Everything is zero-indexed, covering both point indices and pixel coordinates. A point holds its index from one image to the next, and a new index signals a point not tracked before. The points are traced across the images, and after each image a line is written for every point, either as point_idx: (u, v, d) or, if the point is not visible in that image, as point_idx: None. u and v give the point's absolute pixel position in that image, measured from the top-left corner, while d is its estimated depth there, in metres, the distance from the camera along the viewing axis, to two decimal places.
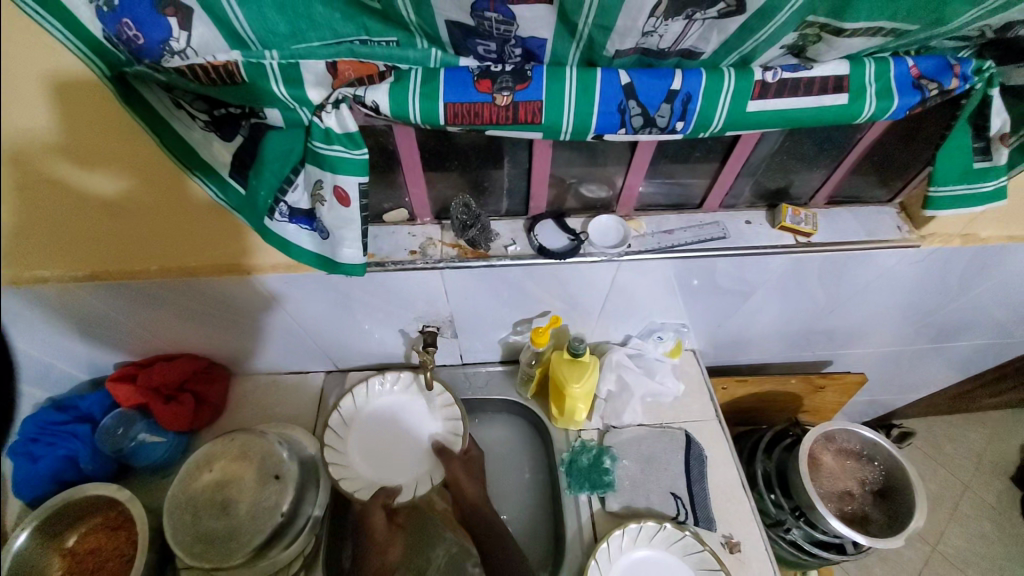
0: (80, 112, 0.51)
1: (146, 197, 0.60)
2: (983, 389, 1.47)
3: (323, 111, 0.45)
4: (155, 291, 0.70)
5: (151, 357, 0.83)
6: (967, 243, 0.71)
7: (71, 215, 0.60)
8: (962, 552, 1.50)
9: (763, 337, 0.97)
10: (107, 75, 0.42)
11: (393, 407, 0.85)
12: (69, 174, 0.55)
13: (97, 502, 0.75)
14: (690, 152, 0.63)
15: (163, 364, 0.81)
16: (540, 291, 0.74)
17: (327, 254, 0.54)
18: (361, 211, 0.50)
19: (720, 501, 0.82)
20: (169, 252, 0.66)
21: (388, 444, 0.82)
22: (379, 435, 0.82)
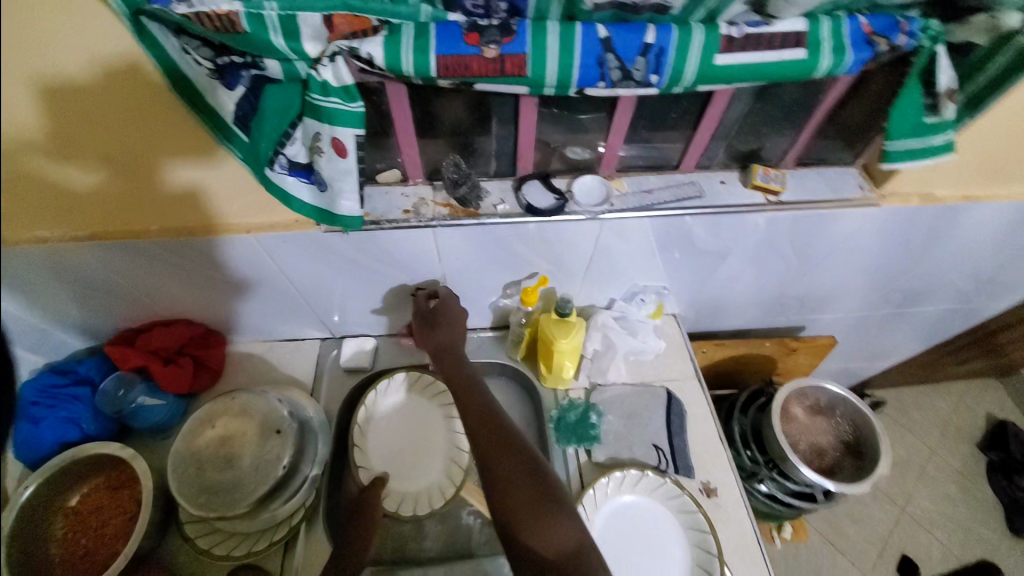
0: (49, 92, 0.52)
1: (127, 165, 0.62)
2: (953, 358, 1.56)
3: (320, 63, 0.48)
4: (155, 252, 0.72)
5: (149, 322, 0.85)
6: (926, 202, 0.77)
7: (60, 187, 0.62)
8: (931, 514, 1.60)
9: (739, 302, 1.02)
10: (128, 16, 0.45)
11: (401, 413, 0.91)
12: (46, 154, 0.57)
13: (101, 462, 0.78)
14: (666, 113, 0.67)
15: (158, 331, 0.83)
16: (528, 252, 0.77)
17: (327, 208, 0.57)
18: (358, 162, 0.54)
19: (701, 450, 0.87)
20: (163, 212, 0.68)
21: (399, 450, 0.88)
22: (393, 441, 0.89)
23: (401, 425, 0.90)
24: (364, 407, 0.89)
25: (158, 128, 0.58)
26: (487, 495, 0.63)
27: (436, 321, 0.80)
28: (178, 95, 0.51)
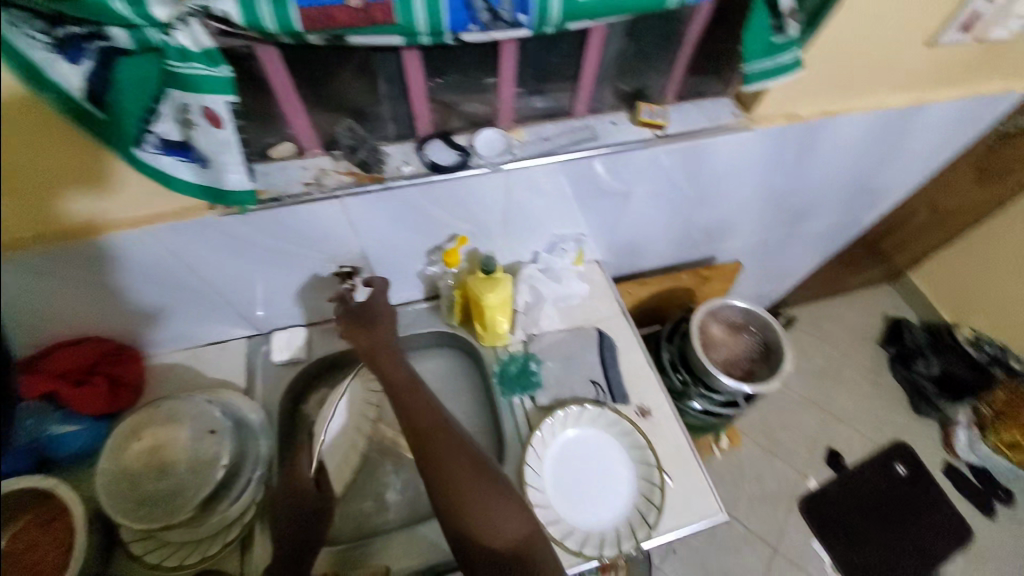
0: None
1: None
2: (848, 269, 1.76)
3: (173, 28, 0.46)
4: (39, 266, 0.66)
5: (53, 344, 0.79)
6: (790, 120, 0.86)
7: None
8: (847, 410, 1.81)
9: (654, 241, 1.10)
10: None
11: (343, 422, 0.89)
12: None
13: (30, 497, 0.72)
14: (548, 57, 0.71)
15: (67, 348, 0.77)
16: (442, 214, 0.78)
17: (212, 183, 0.59)
18: (235, 131, 0.54)
19: (634, 377, 0.93)
20: (40, 219, 0.63)
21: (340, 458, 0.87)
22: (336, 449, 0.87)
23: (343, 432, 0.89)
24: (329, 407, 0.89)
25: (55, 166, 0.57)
26: (429, 483, 0.68)
27: (370, 315, 0.81)
28: (18, 76, 0.47)
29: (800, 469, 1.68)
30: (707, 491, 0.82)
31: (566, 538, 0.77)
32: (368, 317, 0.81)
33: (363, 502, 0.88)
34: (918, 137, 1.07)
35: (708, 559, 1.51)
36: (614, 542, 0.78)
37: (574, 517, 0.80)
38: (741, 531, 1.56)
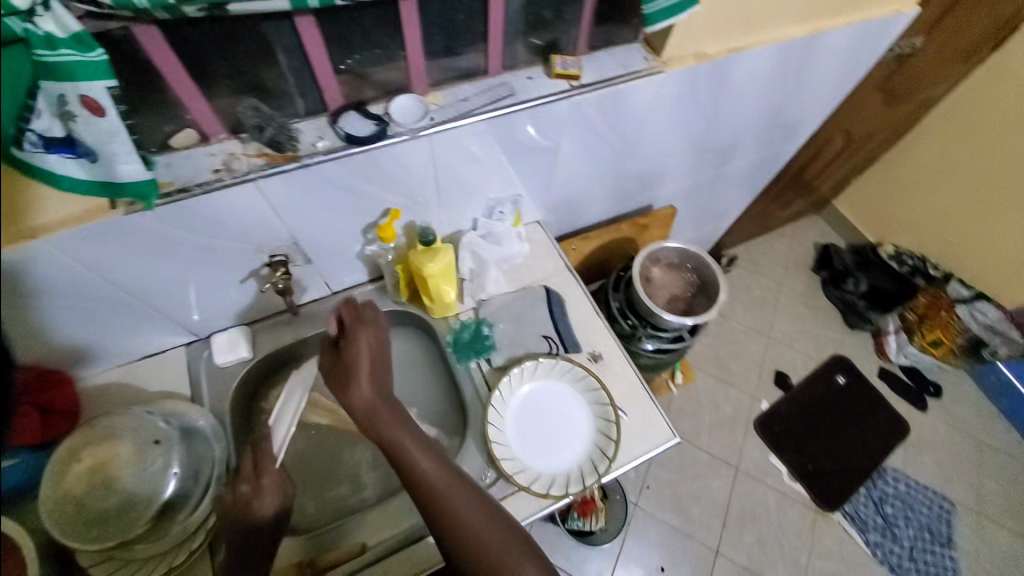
0: None
1: None
2: (777, 204, 1.87)
3: (35, 14, 0.44)
4: None
5: None
6: (700, 60, 0.88)
7: None
8: (788, 333, 1.95)
9: (590, 195, 1.13)
10: None
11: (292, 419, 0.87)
12: None
13: None
14: (453, 15, 0.69)
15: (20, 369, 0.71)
16: (370, 188, 0.77)
17: (105, 178, 0.56)
18: (120, 118, 0.53)
19: (583, 326, 0.97)
20: None
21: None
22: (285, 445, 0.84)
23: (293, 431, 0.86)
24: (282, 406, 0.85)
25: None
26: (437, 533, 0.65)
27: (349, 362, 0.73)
28: None
29: (752, 393, 1.81)
30: (659, 419, 0.88)
31: (533, 483, 0.81)
32: (351, 363, 0.72)
33: (338, 484, 0.89)
34: (822, 67, 1.14)
35: (678, 488, 1.62)
36: (578, 478, 0.82)
37: (539, 463, 0.83)
38: (705, 457, 1.68)
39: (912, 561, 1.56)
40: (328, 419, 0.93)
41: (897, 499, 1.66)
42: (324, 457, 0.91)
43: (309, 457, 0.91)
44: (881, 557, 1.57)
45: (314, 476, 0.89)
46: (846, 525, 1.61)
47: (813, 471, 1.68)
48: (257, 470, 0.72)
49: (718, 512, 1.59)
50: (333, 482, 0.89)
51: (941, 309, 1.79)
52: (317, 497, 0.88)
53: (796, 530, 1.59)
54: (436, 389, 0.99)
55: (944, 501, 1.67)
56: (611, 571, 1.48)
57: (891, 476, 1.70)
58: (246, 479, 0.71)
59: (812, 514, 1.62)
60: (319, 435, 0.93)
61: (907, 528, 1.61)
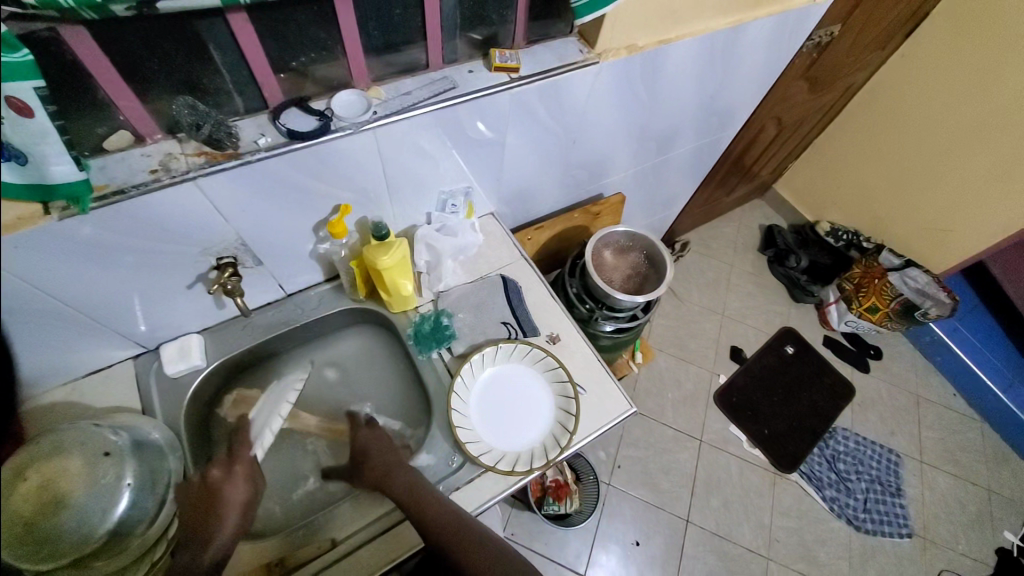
0: None
1: None
2: (722, 189, 1.98)
3: None
4: None
5: None
6: (632, 52, 0.93)
7: None
8: (741, 310, 2.06)
9: (541, 187, 1.17)
10: None
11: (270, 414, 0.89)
12: None
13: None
14: (391, 11, 0.71)
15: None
16: (318, 185, 0.77)
17: (38, 181, 0.55)
18: (49, 118, 0.52)
19: (541, 309, 1.01)
20: None
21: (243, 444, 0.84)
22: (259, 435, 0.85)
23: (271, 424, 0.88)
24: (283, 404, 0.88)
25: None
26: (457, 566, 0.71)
27: (368, 450, 0.82)
28: None
29: (710, 369, 1.90)
30: (616, 393, 0.92)
31: (499, 462, 0.83)
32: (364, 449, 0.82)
33: (306, 482, 0.89)
34: (749, 56, 1.22)
35: (648, 463, 1.69)
36: (542, 454, 0.85)
37: (502, 442, 0.86)
38: (671, 432, 1.75)
39: (866, 512, 1.68)
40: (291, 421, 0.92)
41: (848, 455, 1.79)
42: (289, 459, 0.91)
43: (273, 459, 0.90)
44: (838, 511, 1.68)
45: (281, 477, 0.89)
46: (804, 484, 1.71)
47: (771, 437, 1.79)
48: (231, 456, 0.75)
49: (686, 483, 1.66)
50: (300, 482, 0.89)
51: (875, 277, 1.86)
52: (285, 501, 0.87)
53: (760, 494, 1.68)
54: (401, 383, 1.00)
55: (891, 453, 1.80)
56: (589, 549, 1.53)
57: (841, 435, 1.82)
58: (218, 464, 0.73)
59: (773, 477, 1.72)
60: (283, 437, 0.92)
61: (859, 481, 1.74)
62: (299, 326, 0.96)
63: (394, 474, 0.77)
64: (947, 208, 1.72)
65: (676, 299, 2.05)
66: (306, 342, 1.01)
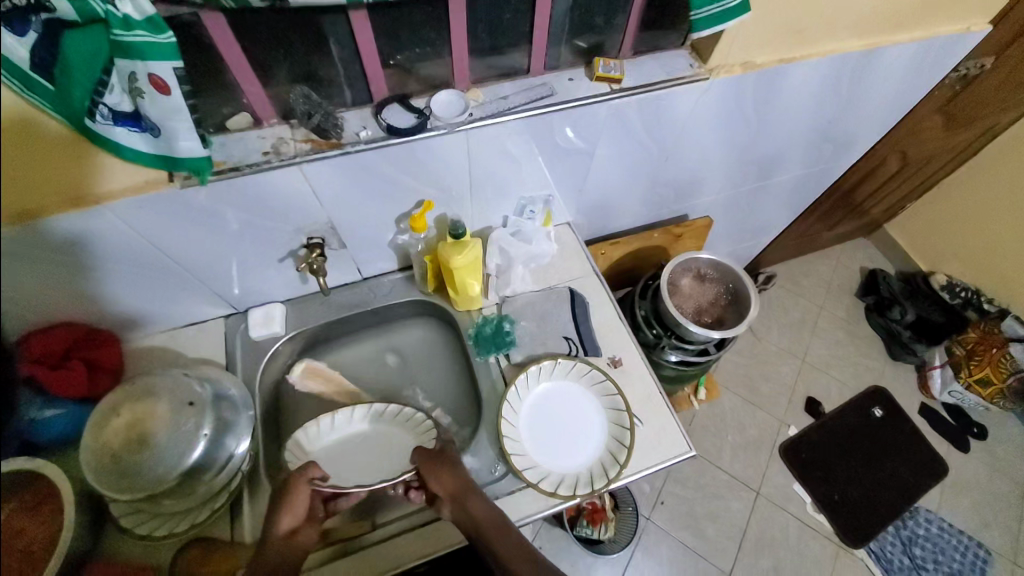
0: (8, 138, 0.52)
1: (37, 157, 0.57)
2: (823, 224, 1.81)
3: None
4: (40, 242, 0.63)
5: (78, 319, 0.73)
6: (747, 70, 0.86)
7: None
8: (825, 358, 1.87)
9: (624, 200, 1.12)
10: None
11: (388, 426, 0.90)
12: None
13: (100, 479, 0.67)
14: (501, 15, 0.70)
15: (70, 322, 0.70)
16: (407, 179, 0.79)
17: (165, 152, 0.61)
18: (183, 97, 0.57)
19: (605, 329, 0.97)
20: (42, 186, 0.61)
21: (359, 461, 0.87)
22: (345, 436, 0.89)
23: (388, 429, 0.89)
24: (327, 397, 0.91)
25: (51, 171, 0.60)
26: None
27: (448, 461, 0.79)
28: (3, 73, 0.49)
29: (781, 417, 1.75)
30: (675, 430, 0.87)
31: (543, 480, 0.81)
32: (438, 466, 0.78)
33: None
34: (880, 83, 1.09)
35: (694, 505, 1.58)
36: (587, 482, 0.81)
37: (547, 461, 0.84)
38: (725, 477, 1.63)
39: None
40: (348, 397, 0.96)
41: (928, 541, 1.57)
42: None
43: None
44: None
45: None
46: (870, 563, 1.53)
47: (840, 503, 1.61)
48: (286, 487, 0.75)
49: (733, 534, 1.54)
50: None
51: (991, 346, 1.64)
52: None
53: (816, 563, 1.52)
54: (458, 380, 1.01)
55: (980, 549, 1.55)
56: None
57: (924, 518, 1.60)
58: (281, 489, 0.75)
59: (835, 548, 1.55)
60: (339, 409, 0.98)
61: (937, 573, 1.52)
62: (370, 309, 1.00)
63: (467, 497, 0.74)
64: None
65: (752, 335, 1.91)
66: (374, 326, 1.05)
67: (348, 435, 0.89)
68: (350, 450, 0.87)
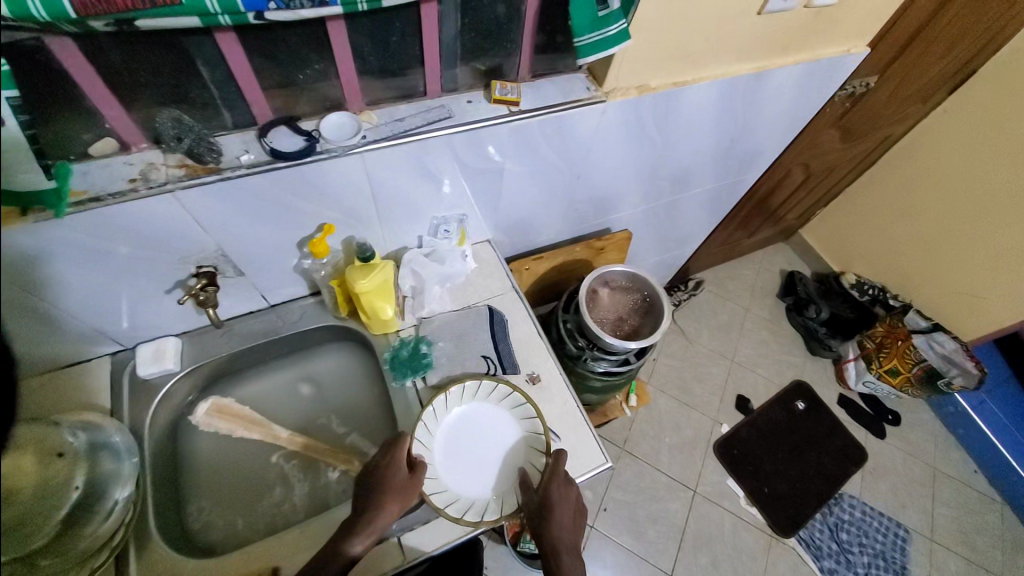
0: None
1: None
2: (745, 231, 1.92)
3: None
4: None
5: None
6: (644, 92, 0.90)
7: None
8: (752, 357, 1.97)
9: (543, 217, 1.14)
10: None
11: (504, 429, 0.87)
12: None
13: None
14: (388, 38, 0.70)
15: None
16: (303, 204, 0.76)
17: (3, 187, 0.54)
18: (19, 126, 0.52)
19: (524, 345, 0.97)
20: None
21: (476, 459, 0.84)
22: (466, 433, 0.86)
23: (503, 457, 0.85)
24: (460, 386, 0.88)
25: None
26: None
27: (550, 507, 0.77)
28: None
29: (714, 416, 1.82)
30: (592, 443, 0.88)
31: (465, 512, 0.79)
32: (548, 508, 0.76)
33: (267, 496, 0.89)
34: (773, 103, 1.17)
35: (636, 509, 1.61)
36: (499, 507, 0.80)
37: (472, 491, 0.82)
38: (664, 480, 1.67)
39: None
40: (259, 433, 0.94)
41: (852, 525, 1.67)
42: (245, 475, 0.90)
43: (234, 466, 0.91)
44: None
45: (243, 488, 0.89)
46: (801, 552, 1.61)
47: (770, 496, 1.69)
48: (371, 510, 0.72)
49: (674, 535, 1.58)
50: (263, 493, 0.89)
51: (898, 338, 1.76)
52: (249, 515, 0.87)
53: (752, 556, 1.58)
54: (378, 405, 0.98)
55: (898, 527, 1.67)
56: None
57: (848, 503, 1.71)
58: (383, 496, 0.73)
59: (768, 539, 1.62)
60: (247, 446, 0.93)
61: (861, 555, 1.61)
62: (279, 337, 0.95)
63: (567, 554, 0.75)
64: (990, 276, 1.58)
65: (685, 338, 1.99)
66: (287, 352, 1.01)
67: (465, 431, 0.86)
68: (469, 448, 0.85)
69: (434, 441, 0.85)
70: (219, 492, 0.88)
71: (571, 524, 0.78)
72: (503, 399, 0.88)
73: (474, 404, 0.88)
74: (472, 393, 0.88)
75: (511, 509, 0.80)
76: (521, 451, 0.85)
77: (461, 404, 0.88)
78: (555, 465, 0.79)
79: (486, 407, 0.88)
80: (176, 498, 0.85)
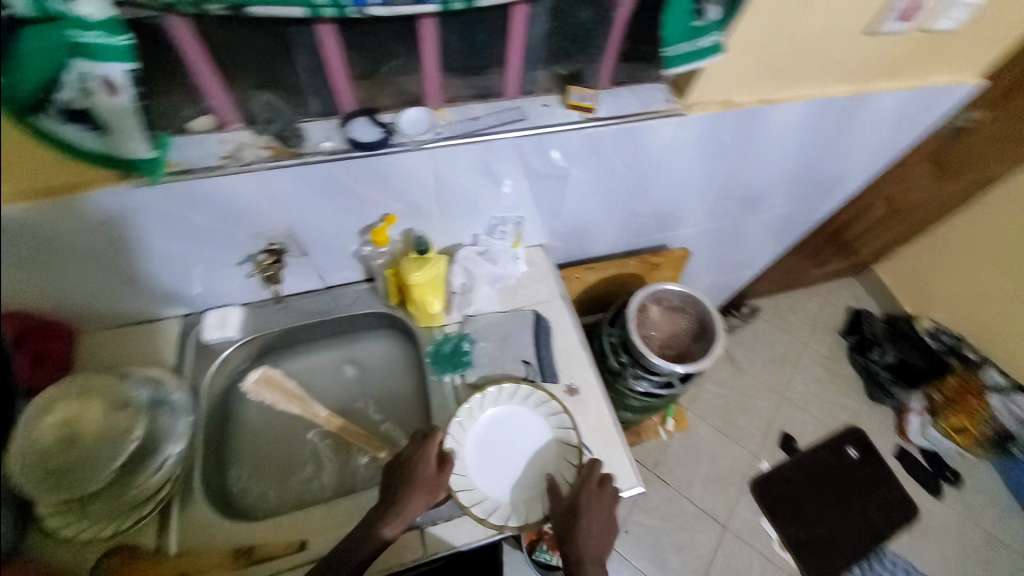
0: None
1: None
2: (813, 261, 1.81)
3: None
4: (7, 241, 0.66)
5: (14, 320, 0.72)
6: (726, 108, 0.85)
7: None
8: (804, 396, 1.85)
9: (601, 227, 1.11)
10: None
11: (536, 436, 0.86)
12: None
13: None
14: (474, 36, 0.71)
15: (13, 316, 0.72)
16: (370, 192, 0.78)
17: (113, 151, 0.59)
18: (134, 98, 0.55)
19: (568, 356, 0.95)
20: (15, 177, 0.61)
21: (505, 462, 0.83)
22: (498, 436, 0.85)
23: (533, 463, 0.84)
24: (496, 388, 0.87)
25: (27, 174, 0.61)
26: None
27: (578, 516, 0.75)
28: None
29: (754, 451, 1.73)
30: (626, 466, 0.85)
31: (491, 514, 0.78)
32: (577, 515, 0.75)
33: (302, 470, 0.92)
34: (865, 129, 1.09)
35: (660, 535, 1.56)
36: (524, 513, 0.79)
37: (499, 493, 0.81)
38: (693, 510, 1.60)
39: None
40: (299, 407, 0.94)
41: None
42: (284, 445, 0.94)
43: (274, 437, 0.94)
44: None
45: (281, 458, 0.93)
46: None
47: (807, 543, 1.59)
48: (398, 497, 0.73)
49: (697, 568, 1.51)
50: (297, 468, 0.92)
51: (971, 394, 1.68)
52: (282, 487, 0.90)
53: None
54: (417, 396, 0.99)
55: None
56: None
57: (890, 559, 1.58)
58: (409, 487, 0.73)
59: None
60: (289, 420, 0.96)
61: None
62: (330, 319, 0.98)
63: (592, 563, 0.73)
64: None
65: (733, 366, 1.89)
66: (335, 334, 1.03)
67: (497, 433, 0.85)
68: (500, 452, 0.84)
69: (466, 439, 0.84)
70: (258, 459, 0.92)
71: (601, 536, 0.76)
72: (538, 405, 0.87)
73: (508, 407, 0.87)
74: (508, 395, 0.87)
75: (536, 517, 0.79)
76: (552, 460, 0.84)
77: (496, 406, 0.87)
78: (590, 475, 0.78)
79: (520, 412, 0.87)
80: (219, 460, 0.89)
